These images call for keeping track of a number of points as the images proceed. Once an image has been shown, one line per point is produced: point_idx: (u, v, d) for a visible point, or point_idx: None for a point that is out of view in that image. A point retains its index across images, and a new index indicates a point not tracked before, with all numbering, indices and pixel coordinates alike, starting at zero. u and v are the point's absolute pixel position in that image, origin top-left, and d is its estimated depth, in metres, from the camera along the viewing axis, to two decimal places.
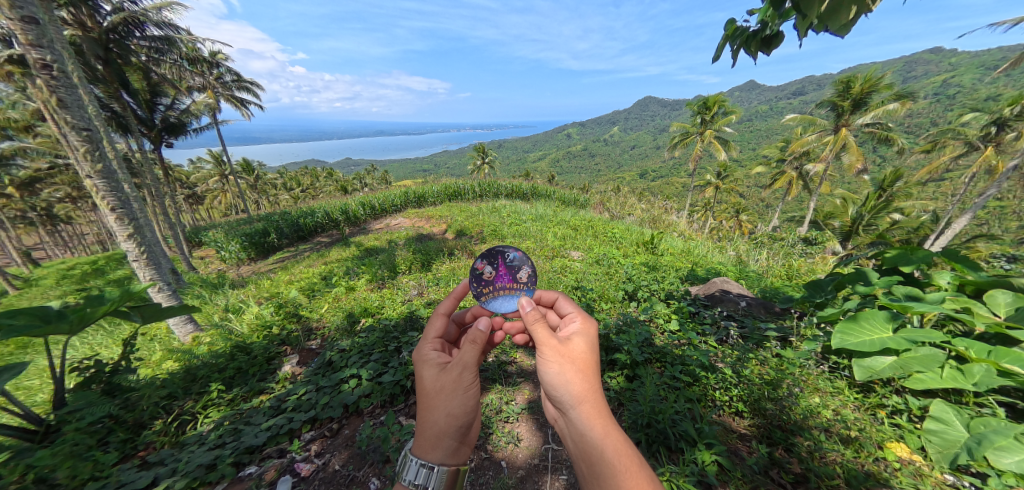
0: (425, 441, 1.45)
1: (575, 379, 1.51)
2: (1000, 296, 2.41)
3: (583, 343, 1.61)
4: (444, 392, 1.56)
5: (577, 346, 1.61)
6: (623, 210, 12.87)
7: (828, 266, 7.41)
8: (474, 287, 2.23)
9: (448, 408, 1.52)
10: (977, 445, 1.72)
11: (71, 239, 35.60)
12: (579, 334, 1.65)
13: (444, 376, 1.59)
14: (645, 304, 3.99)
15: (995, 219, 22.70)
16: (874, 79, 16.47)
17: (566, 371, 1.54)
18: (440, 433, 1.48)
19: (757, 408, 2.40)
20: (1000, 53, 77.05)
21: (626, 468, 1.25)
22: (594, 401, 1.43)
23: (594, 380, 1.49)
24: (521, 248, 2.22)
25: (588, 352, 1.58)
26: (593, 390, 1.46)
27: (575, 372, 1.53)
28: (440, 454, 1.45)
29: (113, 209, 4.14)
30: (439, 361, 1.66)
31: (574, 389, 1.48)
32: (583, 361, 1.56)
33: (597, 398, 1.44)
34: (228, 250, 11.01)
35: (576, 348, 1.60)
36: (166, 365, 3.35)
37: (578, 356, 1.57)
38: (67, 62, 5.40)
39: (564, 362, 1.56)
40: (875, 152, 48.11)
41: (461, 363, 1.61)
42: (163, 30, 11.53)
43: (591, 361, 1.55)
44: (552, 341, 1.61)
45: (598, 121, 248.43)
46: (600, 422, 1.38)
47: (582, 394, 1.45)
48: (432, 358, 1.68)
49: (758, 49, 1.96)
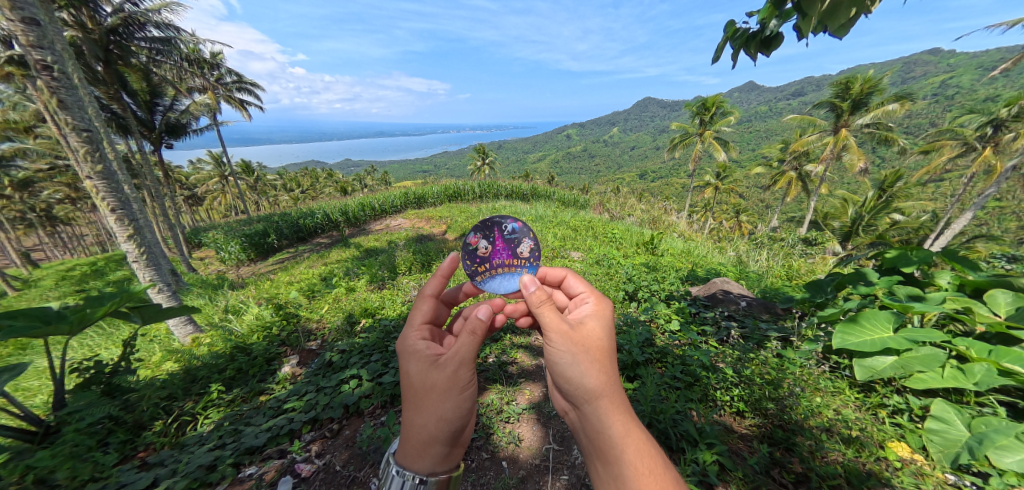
0: (413, 450, 1.45)
1: (593, 369, 1.49)
2: (1000, 296, 2.41)
3: (597, 330, 1.60)
4: (436, 392, 1.52)
5: (591, 332, 1.59)
6: (623, 210, 12.93)
7: (827, 265, 7.45)
8: (470, 266, 2.20)
9: (438, 412, 1.48)
10: (978, 444, 1.73)
11: (70, 241, 35.53)
12: (597, 321, 1.64)
13: (436, 374, 1.54)
14: (645, 304, 4.01)
15: (995, 220, 22.73)
16: (874, 80, 16.54)
17: (583, 360, 1.51)
18: (430, 440, 1.47)
19: (757, 408, 2.41)
20: (998, 54, 77.28)
21: (646, 470, 1.25)
22: (613, 392, 1.43)
23: (611, 368, 1.48)
24: (519, 220, 2.18)
25: (605, 340, 1.56)
26: (612, 378, 1.45)
27: (591, 363, 1.50)
28: (429, 462, 1.46)
29: (113, 210, 4.14)
30: (428, 355, 1.59)
31: (593, 378, 1.46)
32: (597, 350, 1.53)
33: (615, 388, 1.44)
34: (228, 251, 10.99)
35: (593, 337, 1.57)
36: (166, 365, 3.37)
37: (594, 346, 1.55)
38: (70, 65, 5.46)
39: (579, 350, 1.54)
40: (874, 153, 48.24)
41: (455, 359, 1.54)
42: (163, 31, 11.51)
43: (606, 349, 1.54)
44: (566, 326, 1.57)
45: (597, 122, 249.38)
46: (617, 413, 1.39)
47: (603, 384, 1.43)
48: (421, 351, 1.61)
49: (757, 49, 1.95)
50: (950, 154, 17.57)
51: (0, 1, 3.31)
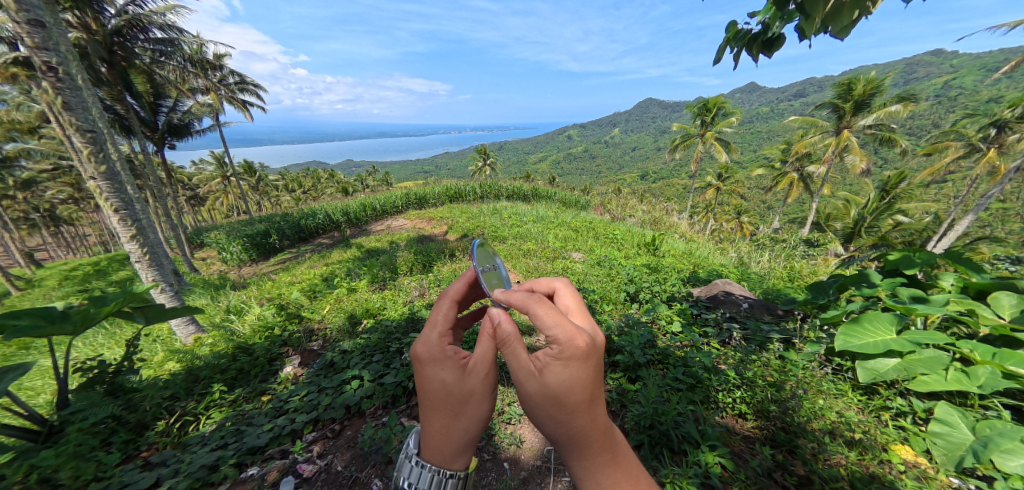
0: (447, 452, 1.23)
1: (559, 425, 1.10)
2: (1005, 298, 2.39)
3: (564, 374, 1.11)
4: (474, 397, 1.23)
5: (555, 379, 1.12)
6: (624, 211, 12.93)
7: (830, 266, 7.42)
8: None
9: (470, 421, 1.22)
10: (982, 448, 1.71)
11: (73, 240, 35.75)
12: (566, 361, 1.12)
13: (470, 381, 1.23)
14: (647, 306, 4.01)
15: (999, 222, 22.63)
16: (876, 81, 16.49)
17: (542, 420, 1.10)
18: (464, 446, 1.24)
19: (760, 410, 2.40)
20: (1001, 55, 76.86)
21: None
22: (589, 447, 1.09)
23: (586, 424, 1.07)
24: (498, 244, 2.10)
25: (579, 387, 1.10)
26: (585, 434, 1.07)
27: (556, 415, 1.11)
28: (461, 462, 1.25)
29: (117, 210, 4.16)
30: (460, 359, 1.26)
31: (562, 437, 1.09)
32: (565, 403, 1.10)
33: (590, 442, 1.08)
34: (230, 251, 11.08)
35: (558, 386, 1.11)
36: (169, 365, 3.40)
37: (560, 396, 1.11)
38: (75, 66, 5.52)
39: (541, 402, 1.13)
40: (876, 153, 48.15)
41: (486, 362, 1.24)
42: (167, 33, 11.59)
43: (579, 400, 1.09)
44: (523, 373, 1.14)
45: (598, 123, 249.57)
46: (594, 473, 1.08)
47: (571, 440, 1.08)
48: (450, 354, 1.26)
49: (759, 50, 1.95)
50: (953, 155, 17.47)
51: (6, 3, 3.33)
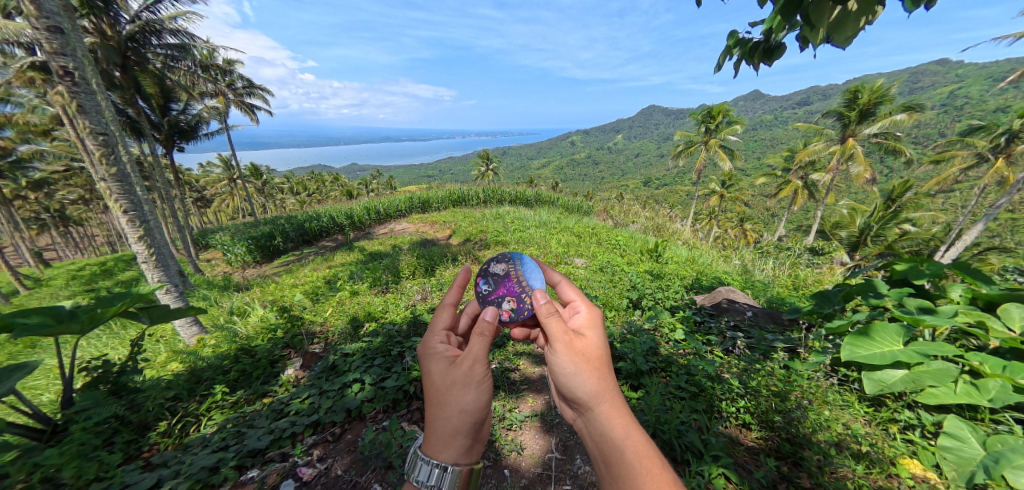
0: (436, 440, 1.32)
1: (593, 382, 1.41)
2: (1013, 310, 2.33)
3: (596, 340, 1.52)
4: (456, 387, 1.40)
5: (591, 342, 1.51)
6: (627, 217, 12.86)
7: (835, 276, 7.28)
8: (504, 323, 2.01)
9: (459, 406, 1.37)
10: (995, 464, 1.66)
11: (82, 241, 36.25)
12: (592, 330, 1.56)
13: (454, 371, 1.43)
14: (650, 313, 3.97)
15: (1009, 234, 22.19)
16: (881, 90, 16.43)
17: (580, 376, 1.43)
18: (451, 432, 1.34)
19: (765, 421, 2.37)
20: (1010, 64, 76.19)
21: (647, 470, 1.19)
22: (614, 407, 1.35)
23: (610, 382, 1.40)
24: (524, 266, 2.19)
25: (601, 352, 1.48)
26: (613, 393, 1.37)
27: (588, 377, 1.43)
28: (453, 452, 1.31)
29: (125, 211, 4.21)
30: (447, 355, 1.49)
31: (597, 395, 1.37)
32: (598, 360, 1.46)
33: (615, 401, 1.36)
34: (235, 252, 11.33)
35: (590, 350, 1.48)
36: (172, 367, 3.44)
37: (591, 357, 1.47)
38: (89, 69, 5.62)
39: (578, 365, 1.45)
40: (881, 161, 47.71)
41: (471, 356, 1.43)
42: (179, 38, 11.86)
43: (605, 359, 1.47)
44: (565, 337, 1.49)
45: (603, 128, 250.85)
46: (621, 429, 1.30)
47: (603, 397, 1.36)
48: (440, 351, 1.51)
49: (761, 59, 1.91)
50: (961, 165, 17.27)
51: (27, 10, 3.42)
